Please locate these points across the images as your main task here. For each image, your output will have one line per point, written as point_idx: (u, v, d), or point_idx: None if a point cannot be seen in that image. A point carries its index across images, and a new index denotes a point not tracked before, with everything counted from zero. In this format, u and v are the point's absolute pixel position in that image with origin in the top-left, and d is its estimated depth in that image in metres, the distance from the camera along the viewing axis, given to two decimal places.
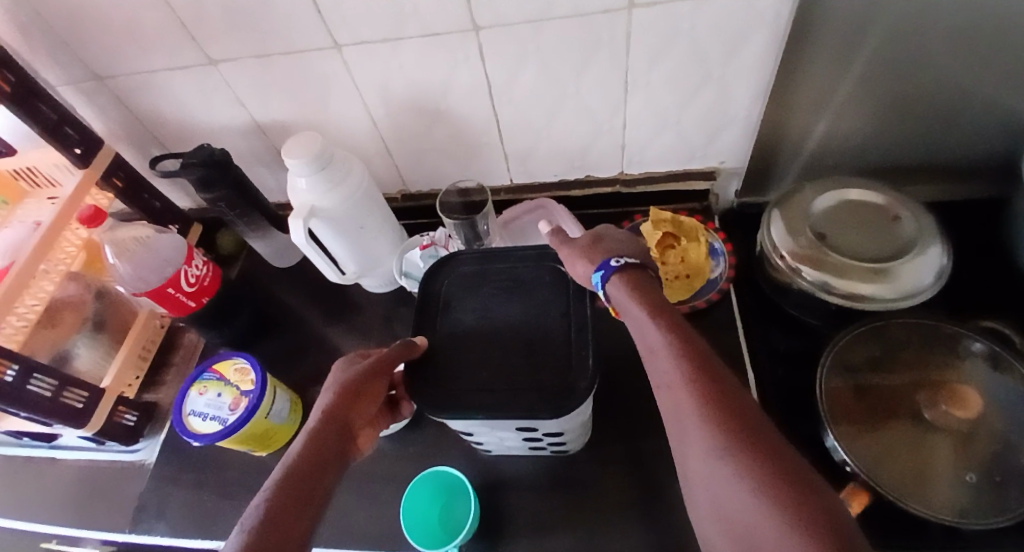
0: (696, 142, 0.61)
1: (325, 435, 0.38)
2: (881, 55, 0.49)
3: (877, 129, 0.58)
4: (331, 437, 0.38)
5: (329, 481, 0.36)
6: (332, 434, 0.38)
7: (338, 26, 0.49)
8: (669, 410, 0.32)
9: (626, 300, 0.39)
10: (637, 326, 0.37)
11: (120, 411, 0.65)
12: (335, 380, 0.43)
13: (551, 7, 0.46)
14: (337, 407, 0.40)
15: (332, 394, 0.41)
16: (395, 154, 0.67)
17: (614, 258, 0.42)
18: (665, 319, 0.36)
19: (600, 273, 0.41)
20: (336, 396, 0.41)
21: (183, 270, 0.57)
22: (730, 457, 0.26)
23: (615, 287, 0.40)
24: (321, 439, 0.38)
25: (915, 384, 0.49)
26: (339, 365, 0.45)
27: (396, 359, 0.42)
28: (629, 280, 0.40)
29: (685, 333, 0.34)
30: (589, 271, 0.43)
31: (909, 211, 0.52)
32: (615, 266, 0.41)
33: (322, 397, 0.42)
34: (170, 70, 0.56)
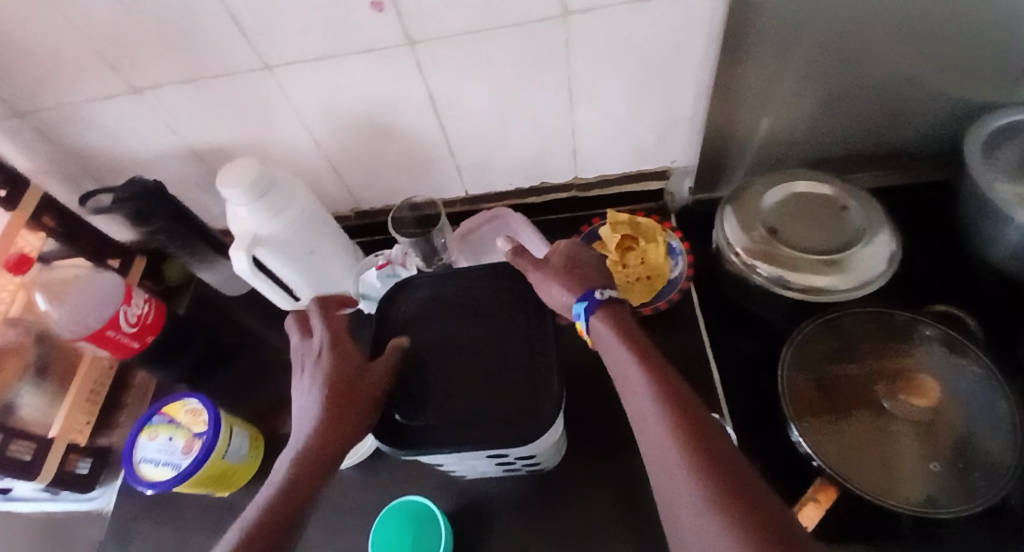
0: (647, 144, 0.60)
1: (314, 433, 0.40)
2: (818, 47, 0.50)
3: (821, 121, 0.58)
4: (323, 428, 0.40)
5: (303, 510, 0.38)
6: (318, 429, 0.40)
7: (267, 47, 0.47)
8: (650, 455, 0.31)
9: (607, 333, 0.39)
10: (617, 362, 0.37)
11: (73, 459, 0.61)
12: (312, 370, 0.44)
13: (487, 18, 0.44)
14: (324, 398, 0.42)
15: (317, 387, 0.43)
16: (342, 172, 0.64)
17: (597, 291, 0.42)
18: (647, 360, 0.36)
19: (584, 303, 0.41)
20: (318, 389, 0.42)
21: (121, 309, 0.54)
22: (703, 498, 0.25)
23: (598, 320, 0.41)
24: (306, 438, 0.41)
25: (874, 374, 0.49)
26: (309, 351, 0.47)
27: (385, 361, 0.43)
28: (611, 315, 0.41)
29: (666, 375, 0.34)
30: (570, 299, 0.42)
31: (856, 200, 0.53)
32: (599, 299, 0.41)
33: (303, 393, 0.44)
34: (94, 101, 0.53)
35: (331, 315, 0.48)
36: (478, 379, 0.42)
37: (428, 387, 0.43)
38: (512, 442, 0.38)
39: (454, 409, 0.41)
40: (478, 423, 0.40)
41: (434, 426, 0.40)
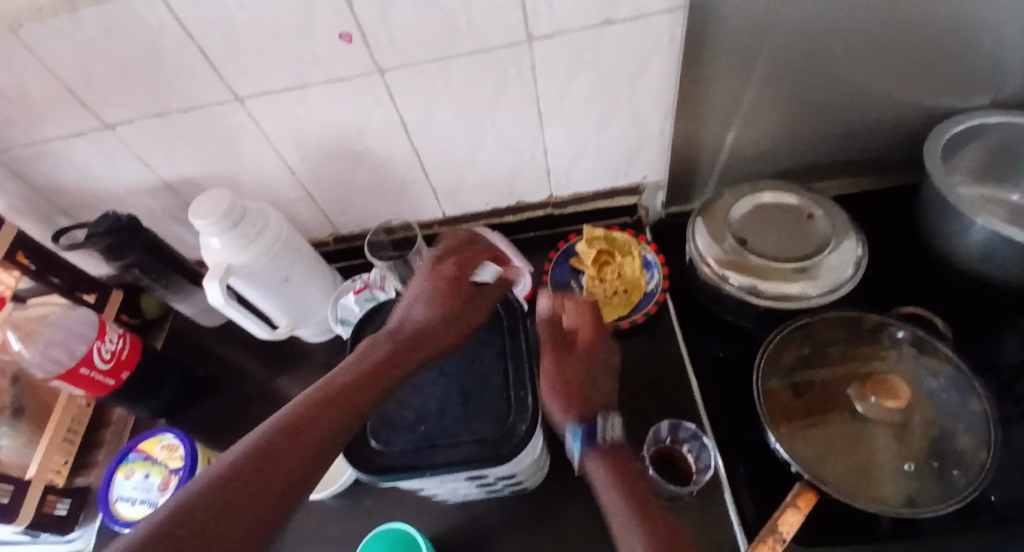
0: (618, 161, 0.61)
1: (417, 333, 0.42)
2: (774, 61, 0.52)
3: (784, 132, 0.60)
4: (423, 332, 0.42)
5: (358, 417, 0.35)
6: (426, 332, 0.42)
7: (237, 79, 0.47)
8: None
9: (604, 476, 0.36)
10: (614, 513, 0.34)
11: (51, 500, 0.59)
12: (442, 276, 0.47)
13: (453, 45, 0.46)
14: (448, 308, 0.45)
15: (440, 294, 0.45)
16: (318, 199, 0.65)
17: (600, 419, 0.40)
18: (650, 517, 0.33)
19: (581, 435, 0.39)
20: (445, 297, 0.45)
21: (94, 345, 0.54)
22: None
23: (595, 459, 0.38)
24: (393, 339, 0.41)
25: (846, 376, 0.50)
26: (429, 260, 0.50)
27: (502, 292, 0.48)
28: (609, 456, 0.38)
29: (672, 537, 0.31)
30: (570, 426, 0.40)
31: (821, 209, 0.55)
32: (599, 434, 0.39)
33: (421, 291, 0.46)
34: (66, 138, 0.53)
35: (455, 241, 0.53)
36: (455, 400, 0.43)
37: (405, 410, 0.43)
38: (490, 460, 0.39)
39: (431, 431, 0.42)
40: (456, 444, 0.40)
41: (412, 450, 0.41)
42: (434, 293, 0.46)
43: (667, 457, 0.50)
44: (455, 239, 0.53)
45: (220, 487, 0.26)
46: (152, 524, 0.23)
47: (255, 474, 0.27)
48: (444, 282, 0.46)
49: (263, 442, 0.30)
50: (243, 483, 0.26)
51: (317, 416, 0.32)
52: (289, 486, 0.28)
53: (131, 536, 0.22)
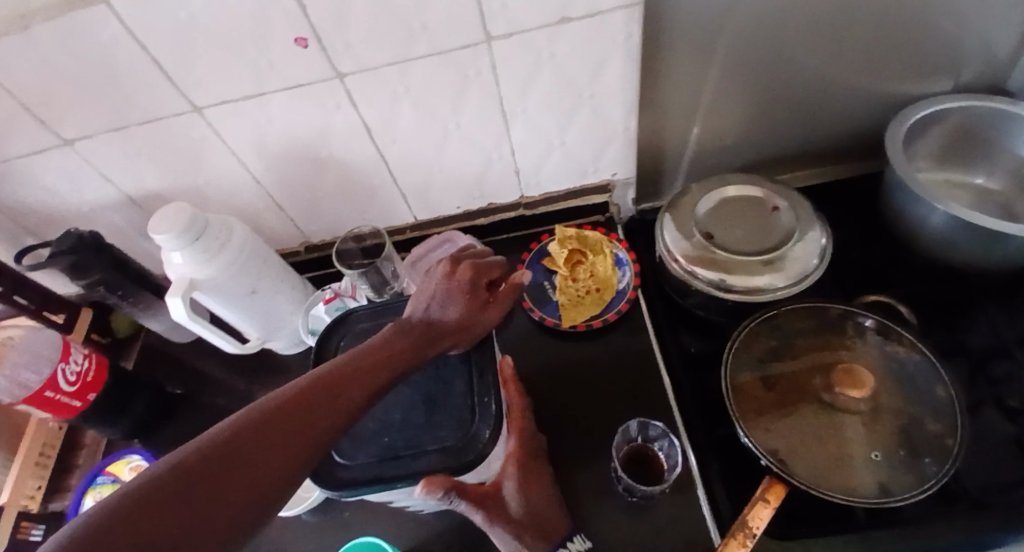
0: (586, 159, 0.61)
1: (414, 343, 0.41)
2: (732, 55, 0.52)
3: (748, 124, 0.60)
4: (419, 342, 0.41)
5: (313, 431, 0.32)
6: (422, 344, 0.41)
7: (193, 90, 0.47)
8: None
9: None
10: None
11: (25, 526, 0.57)
12: (451, 283, 0.45)
13: (410, 48, 0.45)
14: (448, 321, 0.43)
15: (444, 303, 0.44)
16: (287, 208, 0.64)
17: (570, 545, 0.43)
18: None
19: None
20: (449, 308, 0.44)
21: (58, 368, 0.53)
22: None
23: None
24: (390, 345, 0.40)
25: (814, 366, 0.50)
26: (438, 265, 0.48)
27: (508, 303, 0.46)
28: None
29: None
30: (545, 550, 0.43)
31: (786, 200, 0.55)
32: None
33: (425, 295, 0.45)
34: (22, 155, 0.52)
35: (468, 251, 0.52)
36: (416, 409, 0.44)
37: (369, 421, 0.44)
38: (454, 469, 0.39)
39: (396, 442, 0.42)
40: (420, 454, 0.41)
41: (377, 461, 0.41)
42: (438, 301, 0.44)
43: (638, 458, 0.50)
44: (466, 251, 0.52)
45: (182, 477, 0.26)
46: (111, 508, 0.23)
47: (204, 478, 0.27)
48: (446, 290, 0.45)
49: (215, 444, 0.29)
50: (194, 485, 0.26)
51: (297, 416, 0.32)
52: (241, 501, 0.27)
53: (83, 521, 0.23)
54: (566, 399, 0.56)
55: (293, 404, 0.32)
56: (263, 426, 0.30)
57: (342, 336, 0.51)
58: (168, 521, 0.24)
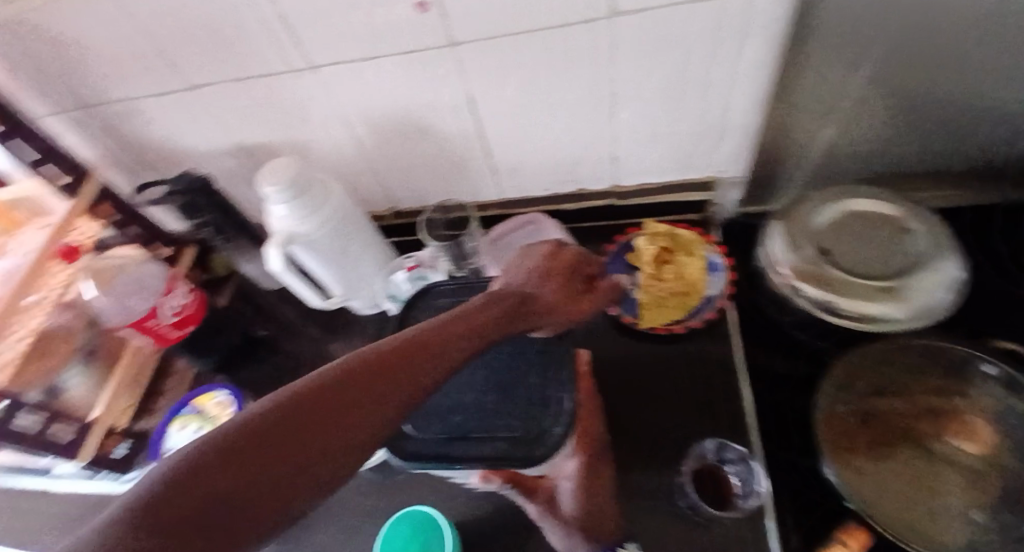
0: (692, 152, 0.57)
1: (504, 316, 0.38)
2: (889, 54, 0.46)
3: (882, 131, 0.54)
4: (508, 316, 0.38)
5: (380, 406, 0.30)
6: (511, 320, 0.38)
7: (313, 48, 0.47)
8: None
9: None
10: None
11: (112, 441, 0.63)
12: (548, 270, 0.43)
13: (529, 20, 0.43)
14: (540, 304, 0.41)
15: (539, 285, 0.42)
16: (381, 172, 0.65)
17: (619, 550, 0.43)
18: None
19: None
20: (544, 292, 0.42)
21: (162, 301, 0.58)
22: None
23: None
24: (481, 314, 0.37)
25: (924, 411, 0.46)
26: (537, 248, 0.46)
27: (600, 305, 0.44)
28: None
29: None
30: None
31: (920, 223, 0.50)
32: None
33: (520, 275, 0.43)
34: (155, 96, 0.56)
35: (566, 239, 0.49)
36: (489, 393, 0.44)
37: (441, 397, 0.44)
38: (523, 459, 0.38)
39: (466, 423, 0.42)
40: (489, 439, 0.41)
41: (445, 438, 0.42)
42: (533, 282, 0.42)
43: (710, 477, 0.48)
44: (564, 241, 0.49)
45: (266, 427, 0.26)
46: (202, 450, 0.25)
47: (266, 445, 0.26)
48: (543, 272, 0.43)
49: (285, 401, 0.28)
50: (253, 454, 0.25)
51: (380, 380, 0.30)
52: (300, 473, 0.26)
53: (181, 458, 0.24)
54: (637, 402, 0.54)
55: (380, 366, 0.31)
56: (346, 385, 0.29)
57: (425, 307, 0.52)
58: (251, 469, 0.25)
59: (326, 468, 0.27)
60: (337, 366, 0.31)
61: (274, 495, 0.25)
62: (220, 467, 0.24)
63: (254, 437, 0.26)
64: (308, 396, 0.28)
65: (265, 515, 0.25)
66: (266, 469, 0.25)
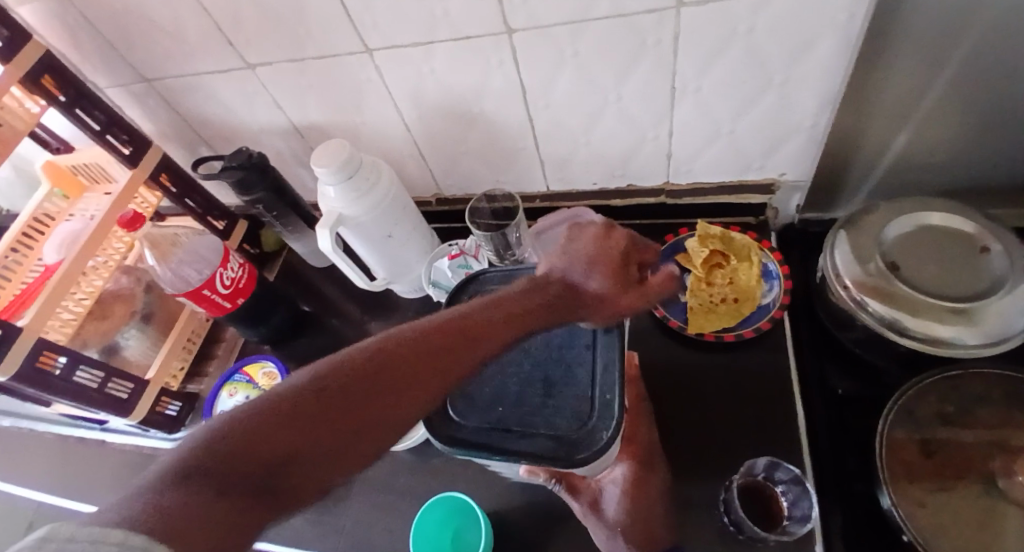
0: (753, 153, 0.55)
1: (551, 303, 0.35)
2: (985, 55, 0.42)
3: (968, 141, 0.50)
4: (556, 301, 0.35)
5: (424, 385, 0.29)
6: (558, 307, 0.35)
7: (369, 32, 0.47)
8: None
9: None
10: None
11: (164, 401, 0.66)
12: (596, 254, 0.40)
13: (592, 8, 0.41)
14: (588, 293, 0.37)
15: (587, 272, 0.38)
16: (428, 157, 0.64)
17: None
18: None
19: None
20: (591, 279, 0.38)
21: (217, 271, 0.59)
22: None
23: None
24: (526, 298, 0.34)
25: (992, 444, 0.43)
26: (585, 230, 0.43)
27: (659, 293, 0.39)
28: None
29: None
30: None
31: (1002, 243, 0.46)
32: None
33: (566, 258, 0.40)
34: (212, 73, 0.56)
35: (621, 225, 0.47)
36: (531, 387, 0.43)
37: (485, 387, 0.44)
38: (564, 460, 0.37)
39: (508, 415, 0.42)
40: (531, 435, 0.40)
41: (487, 428, 0.41)
42: (579, 268, 0.38)
43: (754, 496, 0.46)
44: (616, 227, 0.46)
45: (305, 399, 0.26)
46: (245, 417, 0.25)
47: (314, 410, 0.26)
48: (591, 258, 0.39)
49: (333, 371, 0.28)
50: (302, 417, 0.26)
51: (425, 359, 0.29)
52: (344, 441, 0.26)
53: (229, 419, 0.25)
54: (678, 408, 0.53)
55: (420, 348, 0.30)
56: (385, 363, 0.29)
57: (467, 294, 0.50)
58: (294, 439, 0.25)
59: (358, 446, 0.27)
60: (380, 342, 0.30)
61: (307, 467, 0.25)
62: (258, 433, 0.24)
63: (290, 407, 0.26)
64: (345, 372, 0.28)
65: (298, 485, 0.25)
66: (300, 441, 0.25)
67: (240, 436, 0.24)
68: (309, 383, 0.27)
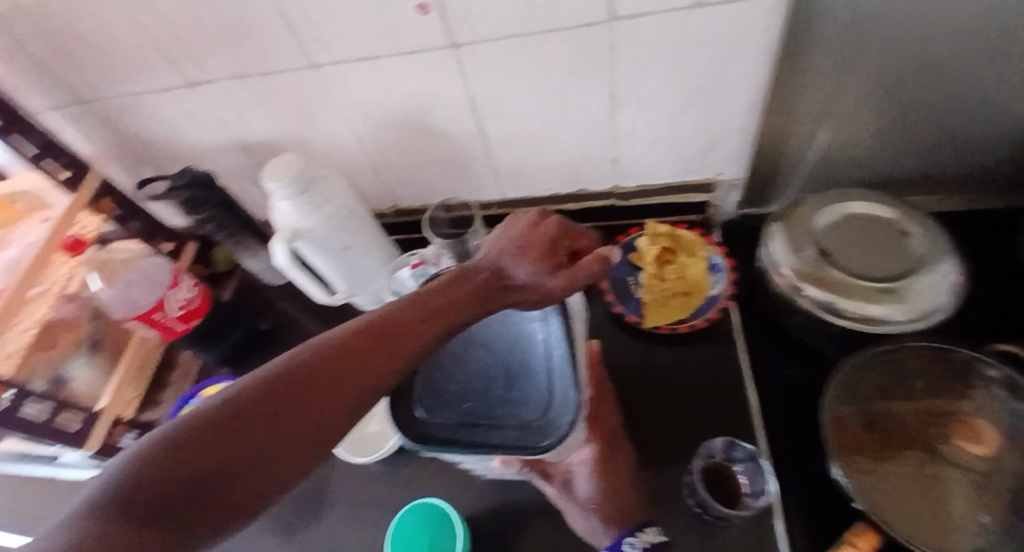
0: (692, 155, 0.58)
1: (479, 292, 0.36)
2: (885, 58, 0.47)
3: (881, 136, 0.55)
4: (484, 290, 0.37)
5: (355, 385, 0.29)
6: (485, 293, 0.37)
7: (316, 48, 0.48)
8: None
9: None
10: None
11: (119, 431, 0.62)
12: (526, 240, 0.40)
13: (530, 22, 0.44)
14: (518, 280, 0.39)
15: (516, 259, 0.39)
16: (383, 169, 0.65)
17: (625, 539, 0.41)
18: None
19: None
20: (519, 265, 0.39)
21: (169, 294, 0.58)
22: None
23: None
24: (455, 289, 0.35)
25: (927, 414, 0.47)
26: (520, 216, 0.44)
27: (589, 271, 0.39)
28: None
29: None
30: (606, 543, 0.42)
31: (918, 225, 0.50)
32: None
33: (499, 248, 0.41)
34: (156, 92, 0.55)
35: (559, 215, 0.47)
36: (496, 380, 0.43)
37: (451, 385, 0.44)
38: (533, 447, 0.38)
39: (475, 409, 0.42)
40: (499, 427, 0.40)
41: (455, 424, 0.41)
42: (510, 257, 0.40)
43: (716, 474, 0.48)
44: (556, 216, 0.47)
45: (231, 413, 0.26)
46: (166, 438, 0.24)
47: (240, 423, 0.26)
48: (521, 245, 0.40)
49: (259, 381, 0.27)
50: (227, 434, 0.25)
51: (355, 357, 0.29)
52: (276, 451, 0.26)
53: (146, 444, 0.24)
54: (639, 400, 0.55)
55: (347, 349, 0.30)
56: (314, 367, 0.28)
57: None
58: (223, 455, 0.25)
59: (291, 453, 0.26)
60: (307, 347, 0.29)
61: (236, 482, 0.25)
62: (181, 453, 0.24)
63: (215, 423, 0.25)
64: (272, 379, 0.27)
65: (227, 502, 0.25)
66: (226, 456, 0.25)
67: (161, 460, 0.24)
68: (235, 395, 0.26)
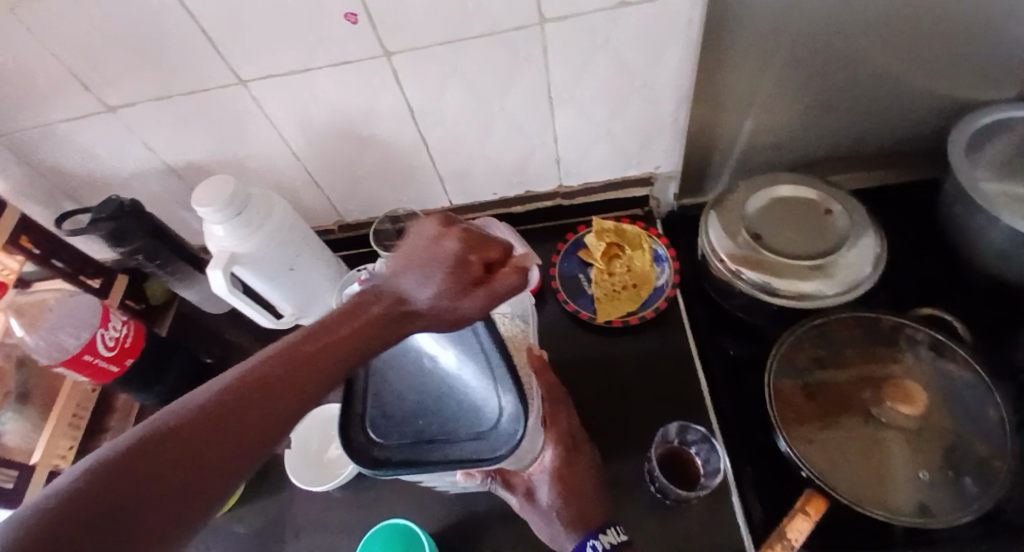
0: (630, 151, 0.60)
1: (377, 323, 0.31)
2: (798, 47, 0.49)
3: (801, 122, 0.59)
4: (386, 320, 0.31)
5: (275, 422, 0.26)
6: (392, 325, 0.31)
7: (240, 63, 0.46)
8: None
9: None
10: None
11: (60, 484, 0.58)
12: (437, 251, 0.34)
13: (462, 28, 0.43)
14: (427, 302, 0.32)
15: (421, 279, 0.32)
16: (323, 184, 0.64)
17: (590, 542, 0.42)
18: None
19: None
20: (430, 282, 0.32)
21: (98, 333, 0.54)
22: None
23: None
24: (355, 326, 0.30)
25: (862, 380, 0.49)
26: (427, 218, 0.36)
27: (510, 285, 0.34)
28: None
29: None
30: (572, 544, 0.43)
31: (840, 204, 0.53)
32: None
33: (401, 263, 0.34)
34: (69, 120, 0.52)
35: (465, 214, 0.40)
36: (444, 393, 0.43)
37: (402, 400, 0.43)
38: (487, 460, 0.38)
39: (429, 427, 0.42)
40: (452, 444, 0.40)
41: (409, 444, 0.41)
42: (414, 273, 0.33)
43: (674, 460, 0.50)
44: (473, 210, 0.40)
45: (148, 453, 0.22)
46: (81, 473, 0.20)
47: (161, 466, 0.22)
48: (427, 259, 0.33)
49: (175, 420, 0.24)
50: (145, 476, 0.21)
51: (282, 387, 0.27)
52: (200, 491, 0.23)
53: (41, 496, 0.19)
54: (598, 394, 0.56)
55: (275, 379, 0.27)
56: (242, 403, 0.25)
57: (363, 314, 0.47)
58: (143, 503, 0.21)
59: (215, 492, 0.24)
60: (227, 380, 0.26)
61: (165, 516, 0.21)
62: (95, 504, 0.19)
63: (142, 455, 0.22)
64: (204, 411, 0.24)
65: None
66: (153, 490, 0.21)
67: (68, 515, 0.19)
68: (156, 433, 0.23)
